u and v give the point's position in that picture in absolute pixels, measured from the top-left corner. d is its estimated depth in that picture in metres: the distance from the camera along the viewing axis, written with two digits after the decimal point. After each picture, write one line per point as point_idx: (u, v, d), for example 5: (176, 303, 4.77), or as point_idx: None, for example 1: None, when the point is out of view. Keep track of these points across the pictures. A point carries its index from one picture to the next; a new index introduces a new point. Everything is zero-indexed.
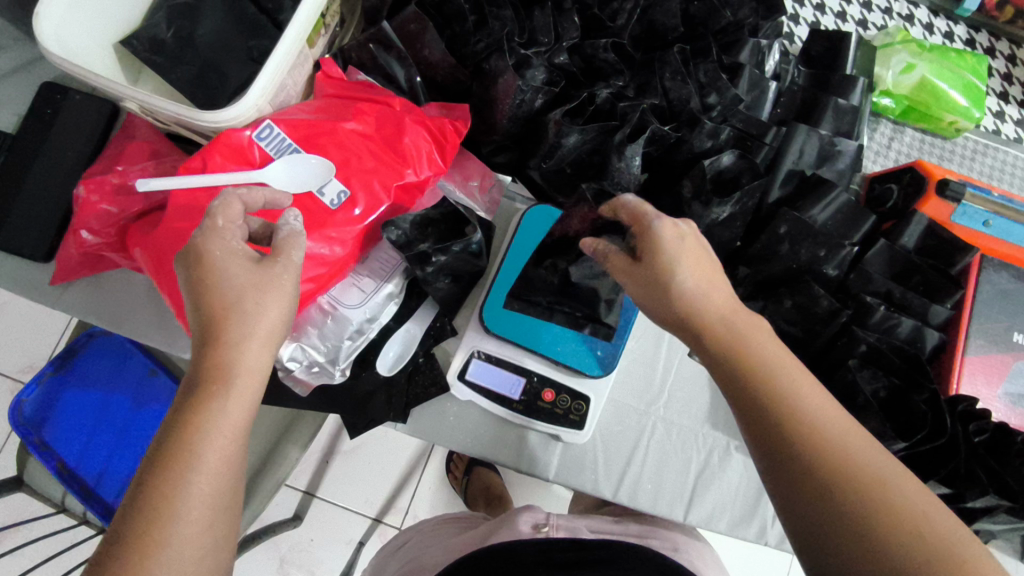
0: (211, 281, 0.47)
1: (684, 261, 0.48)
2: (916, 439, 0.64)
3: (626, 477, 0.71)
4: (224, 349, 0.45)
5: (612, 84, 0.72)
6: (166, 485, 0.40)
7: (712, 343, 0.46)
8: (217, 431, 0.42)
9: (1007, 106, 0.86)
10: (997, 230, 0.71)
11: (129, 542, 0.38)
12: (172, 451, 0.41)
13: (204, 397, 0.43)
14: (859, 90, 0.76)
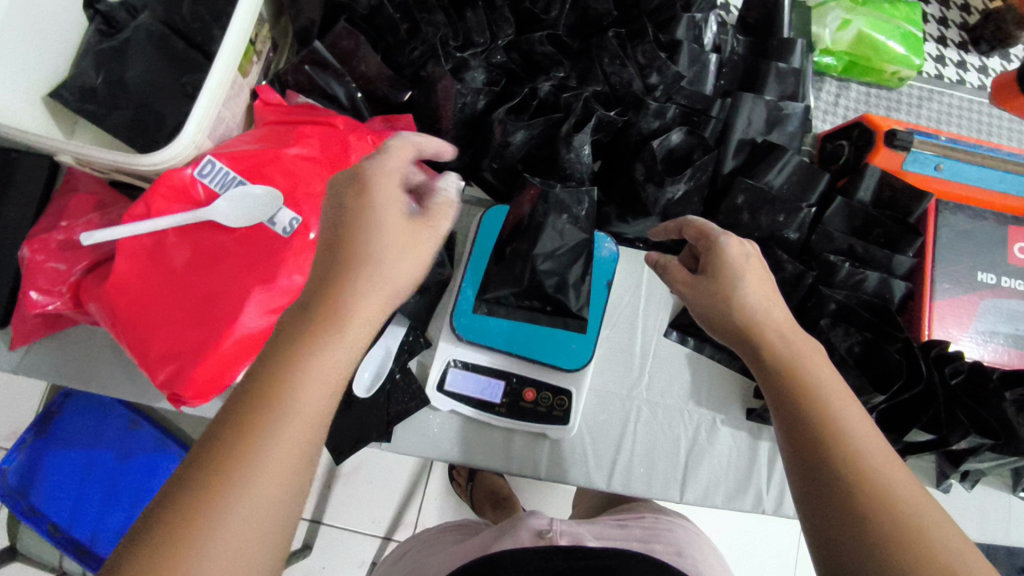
0: (369, 207, 0.45)
1: (746, 273, 0.52)
2: (894, 390, 0.64)
3: (618, 462, 0.71)
4: (351, 289, 0.42)
5: (553, 76, 0.72)
6: (264, 416, 0.36)
7: (764, 348, 0.49)
8: (319, 378, 0.39)
9: (947, 50, 0.87)
10: (949, 172, 0.71)
11: (207, 472, 0.35)
12: (272, 384, 0.38)
13: (317, 336, 0.40)
14: (798, 52, 0.76)
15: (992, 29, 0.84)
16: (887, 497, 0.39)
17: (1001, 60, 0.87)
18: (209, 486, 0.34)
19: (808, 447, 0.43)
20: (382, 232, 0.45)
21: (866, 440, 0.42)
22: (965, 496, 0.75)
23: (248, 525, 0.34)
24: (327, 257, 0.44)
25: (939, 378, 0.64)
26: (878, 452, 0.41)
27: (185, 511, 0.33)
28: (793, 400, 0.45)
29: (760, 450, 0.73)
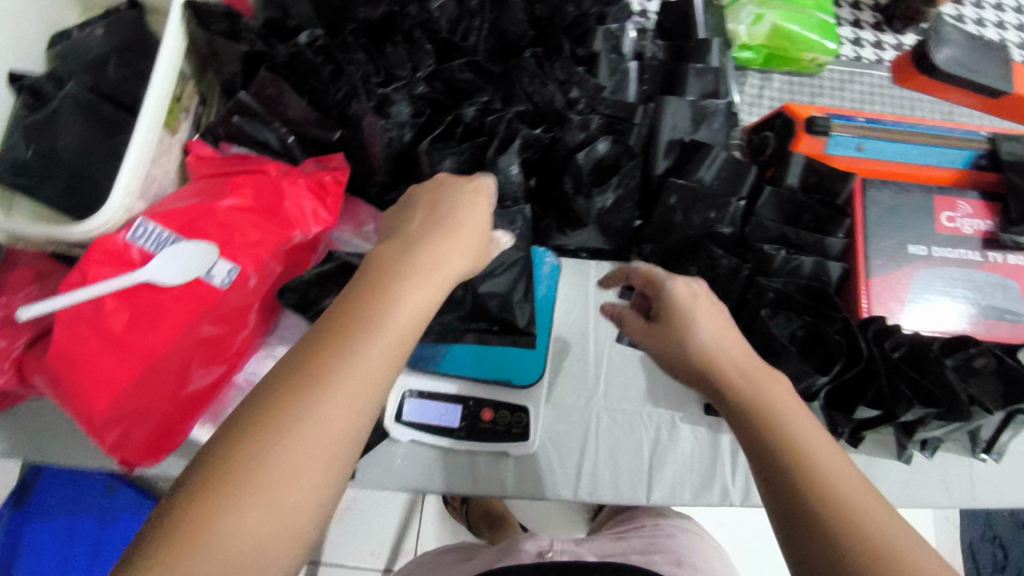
0: (477, 197, 0.54)
1: (699, 316, 0.52)
2: (836, 371, 0.66)
3: (583, 471, 0.72)
4: (436, 245, 0.48)
5: (478, 99, 0.73)
6: (352, 334, 0.41)
7: (726, 389, 0.48)
8: (410, 300, 0.44)
9: (862, 32, 0.89)
10: (872, 152, 0.73)
11: (315, 346, 0.41)
12: (360, 308, 0.42)
13: (413, 268, 0.46)
14: (715, 51, 0.79)
15: (903, 6, 0.87)
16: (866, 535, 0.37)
17: (916, 35, 0.89)
18: (314, 357, 0.40)
19: (780, 495, 0.41)
20: (475, 216, 0.52)
21: (839, 479, 0.40)
22: (927, 464, 0.76)
23: (330, 419, 0.38)
24: (420, 220, 0.51)
25: (880, 354, 0.66)
26: (857, 490, 0.40)
27: (271, 405, 0.38)
28: (757, 435, 0.44)
29: (721, 442, 0.75)
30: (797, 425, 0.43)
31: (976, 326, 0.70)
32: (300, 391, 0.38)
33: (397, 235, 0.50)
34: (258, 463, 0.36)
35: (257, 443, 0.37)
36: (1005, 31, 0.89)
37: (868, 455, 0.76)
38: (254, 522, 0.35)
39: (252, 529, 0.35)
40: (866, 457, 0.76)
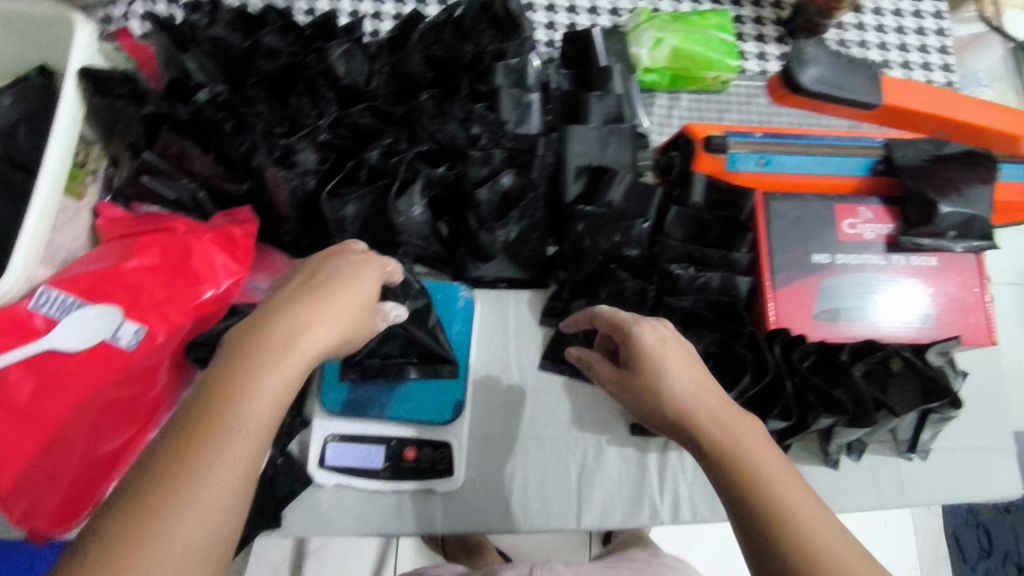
0: (360, 260, 0.53)
1: (670, 361, 0.54)
2: (744, 385, 0.66)
3: (511, 502, 0.72)
4: (308, 315, 0.47)
5: (381, 142, 0.73)
6: (218, 424, 0.40)
7: (702, 439, 0.50)
8: (273, 382, 0.44)
9: (766, 46, 0.91)
10: (773, 165, 0.74)
11: (179, 437, 0.40)
12: (225, 397, 0.42)
13: (279, 345, 0.45)
14: (617, 77, 0.80)
15: (802, 20, 0.89)
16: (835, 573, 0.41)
17: None
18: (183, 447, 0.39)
19: (759, 542, 0.44)
20: (358, 279, 0.52)
21: (809, 521, 0.44)
22: (857, 467, 0.77)
23: (192, 515, 0.38)
24: (293, 289, 0.50)
25: (786, 365, 0.68)
26: (828, 531, 0.44)
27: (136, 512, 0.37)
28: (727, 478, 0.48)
29: (648, 461, 0.75)
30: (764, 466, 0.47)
31: (880, 331, 0.71)
32: (162, 498, 0.37)
33: (266, 306, 0.49)
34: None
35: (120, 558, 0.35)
36: (904, 36, 0.93)
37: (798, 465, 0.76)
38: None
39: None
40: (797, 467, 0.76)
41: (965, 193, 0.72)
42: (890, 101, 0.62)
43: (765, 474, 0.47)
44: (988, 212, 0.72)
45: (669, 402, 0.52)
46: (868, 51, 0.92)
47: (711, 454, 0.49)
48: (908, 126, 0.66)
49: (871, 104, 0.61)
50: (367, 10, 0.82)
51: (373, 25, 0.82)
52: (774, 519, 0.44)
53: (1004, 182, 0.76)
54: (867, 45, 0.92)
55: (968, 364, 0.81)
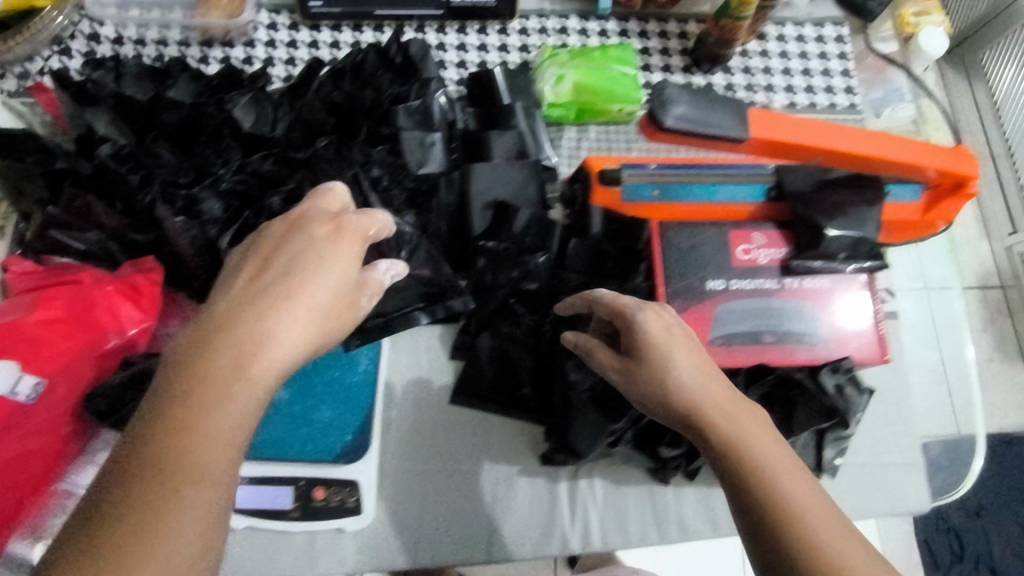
0: (325, 247, 0.51)
1: (675, 350, 0.55)
2: (636, 415, 0.70)
3: (421, 536, 0.74)
4: (266, 322, 0.47)
5: (284, 188, 0.75)
6: (186, 445, 0.42)
7: (710, 431, 0.51)
8: (241, 398, 0.44)
9: (673, 76, 0.93)
10: (667, 195, 0.76)
11: (145, 465, 0.41)
12: (188, 416, 0.42)
13: (245, 358, 0.45)
14: (519, 114, 0.82)
15: (704, 50, 0.90)
16: (827, 558, 0.43)
17: (724, 74, 0.93)
18: (155, 479, 0.40)
19: (764, 535, 0.45)
20: (326, 272, 0.51)
21: (807, 507, 0.46)
22: None
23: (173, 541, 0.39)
24: (244, 290, 0.49)
25: None
26: (832, 530, 0.45)
27: (121, 535, 0.38)
28: (738, 476, 0.48)
29: (558, 490, 0.77)
30: (770, 462, 0.48)
31: (774, 353, 0.73)
32: (143, 522, 0.39)
33: (217, 311, 0.48)
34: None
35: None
36: (807, 61, 0.94)
37: (705, 488, 0.78)
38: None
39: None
40: (704, 489, 0.78)
41: (851, 217, 0.74)
42: (756, 135, 0.64)
43: (766, 461, 0.48)
44: (874, 234, 0.75)
45: (678, 391, 0.53)
46: (773, 76, 0.94)
47: (716, 441, 0.50)
48: (783, 155, 0.68)
49: (738, 139, 0.63)
50: (281, 57, 0.90)
51: (285, 70, 0.90)
52: (774, 504, 0.46)
53: (892, 203, 0.79)
54: (771, 71, 0.94)
55: (874, 380, 0.82)
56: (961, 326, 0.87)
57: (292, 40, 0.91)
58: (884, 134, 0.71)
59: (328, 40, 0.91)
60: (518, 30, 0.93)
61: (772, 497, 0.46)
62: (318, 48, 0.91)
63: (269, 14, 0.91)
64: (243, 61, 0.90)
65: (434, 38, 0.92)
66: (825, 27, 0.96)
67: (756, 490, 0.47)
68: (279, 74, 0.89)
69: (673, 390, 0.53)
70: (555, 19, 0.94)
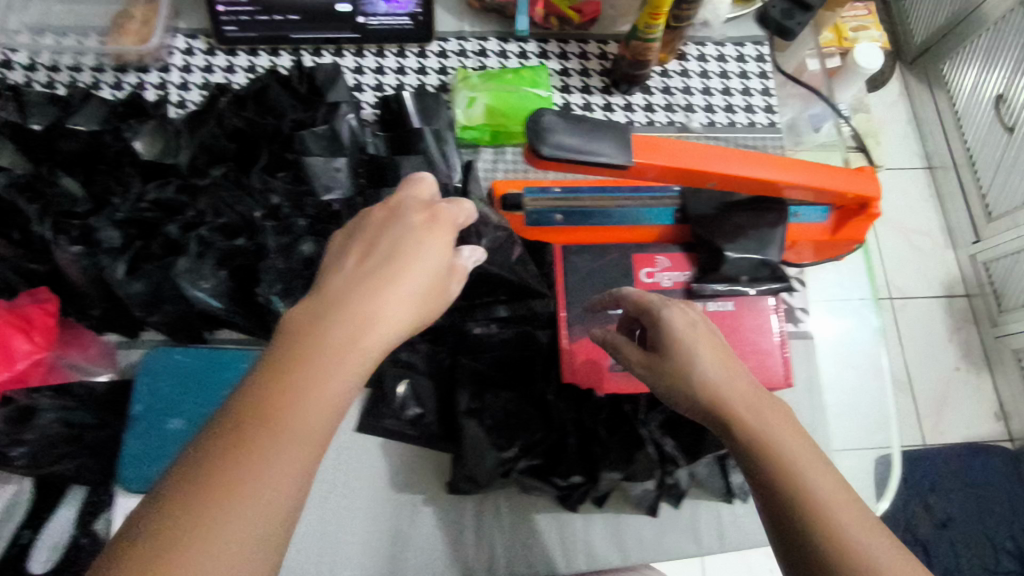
0: (422, 231, 0.51)
1: (699, 341, 0.53)
2: (528, 440, 0.69)
3: (322, 573, 0.71)
4: (372, 296, 0.46)
5: (184, 217, 0.75)
6: (278, 406, 0.39)
7: (733, 421, 0.48)
8: (340, 371, 0.42)
9: (592, 97, 0.92)
10: (572, 219, 0.76)
11: (240, 427, 0.38)
12: (285, 379, 0.41)
13: (346, 332, 0.44)
14: (429, 138, 0.82)
15: (619, 72, 0.90)
16: (850, 543, 0.40)
17: (643, 94, 0.93)
18: (246, 443, 0.38)
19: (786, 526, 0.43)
20: (425, 255, 0.49)
21: (833, 503, 0.42)
22: (675, 513, 0.78)
23: (256, 511, 0.36)
24: (353, 267, 0.48)
25: (573, 417, 0.70)
26: (863, 527, 0.41)
27: (196, 500, 0.35)
28: (759, 465, 0.46)
29: (465, 519, 0.76)
30: (795, 454, 0.45)
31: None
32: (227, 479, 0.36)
33: (323, 287, 0.47)
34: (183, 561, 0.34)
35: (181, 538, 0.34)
36: (727, 80, 0.94)
37: (613, 514, 0.78)
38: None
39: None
40: (612, 515, 0.78)
41: (752, 239, 0.74)
42: (639, 160, 0.64)
43: (791, 455, 0.45)
44: (777, 256, 0.74)
45: (701, 384, 0.51)
46: (692, 96, 0.93)
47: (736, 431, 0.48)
48: (675, 178, 0.68)
49: (622, 165, 0.63)
50: (196, 82, 0.90)
51: (180, 95, 0.89)
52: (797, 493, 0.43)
53: (800, 224, 0.79)
54: (691, 90, 0.93)
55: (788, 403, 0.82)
56: (878, 345, 0.86)
57: (208, 65, 0.91)
58: (780, 159, 0.72)
59: (244, 65, 0.91)
60: (437, 53, 0.93)
61: (798, 493, 0.42)
62: (233, 73, 0.91)
63: (185, 39, 0.91)
64: (156, 86, 0.90)
65: (351, 61, 0.92)
66: (745, 47, 0.96)
67: (776, 478, 0.44)
68: (174, 98, 0.89)
69: (697, 384, 0.51)
70: (473, 41, 0.94)
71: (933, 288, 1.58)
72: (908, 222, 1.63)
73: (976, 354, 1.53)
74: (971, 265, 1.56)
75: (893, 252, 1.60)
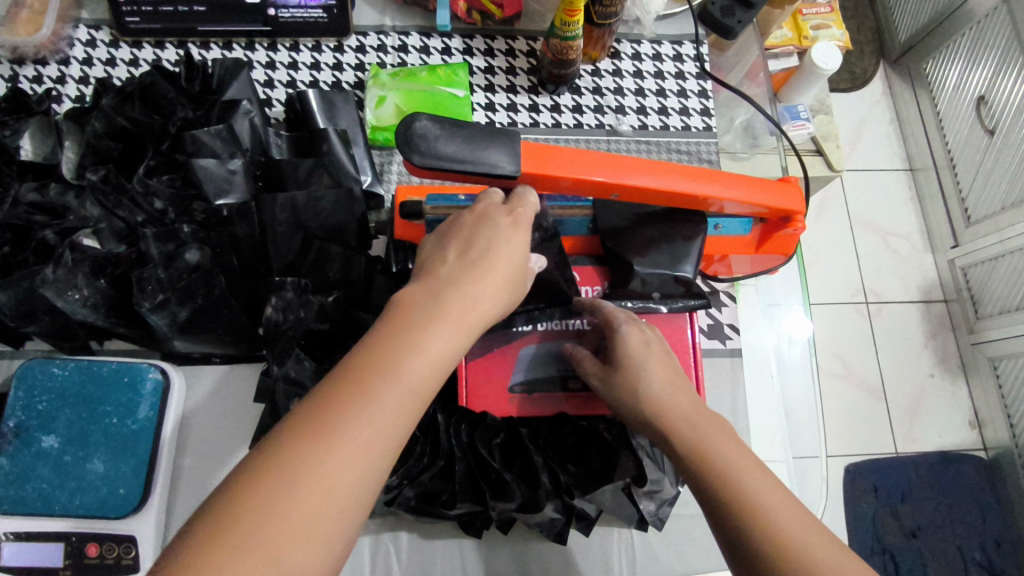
0: (513, 224, 0.57)
1: (649, 362, 0.61)
2: (412, 467, 0.64)
3: None
4: (467, 279, 0.52)
5: (63, 222, 0.71)
6: (389, 355, 0.45)
7: (675, 438, 0.56)
8: (440, 337, 0.48)
9: (518, 96, 0.87)
10: None
11: (357, 367, 0.44)
12: (391, 342, 0.46)
13: (445, 305, 0.49)
14: (335, 139, 0.76)
15: (545, 70, 0.85)
16: (785, 539, 0.48)
17: (572, 95, 0.88)
18: (362, 378, 0.44)
19: (728, 527, 0.50)
20: (509, 248, 0.56)
21: (775, 509, 0.49)
22: (587, 542, 0.73)
23: (366, 434, 0.42)
24: (458, 255, 0.54)
25: (463, 442, 0.65)
26: (796, 522, 0.49)
27: (319, 416, 0.42)
28: (700, 476, 0.53)
29: (359, 547, 0.71)
30: (729, 462, 0.53)
31: (576, 401, 0.70)
32: (337, 415, 0.41)
33: (430, 274, 0.53)
34: (304, 474, 0.39)
35: (309, 445, 0.40)
36: (662, 81, 0.89)
37: (520, 543, 0.73)
38: (294, 525, 0.38)
39: (300, 521, 0.38)
40: (518, 543, 0.73)
41: (665, 253, 0.69)
42: (526, 170, 0.59)
43: (727, 464, 0.53)
44: (692, 273, 0.69)
45: (647, 400, 0.59)
46: (624, 97, 0.88)
47: (681, 448, 0.55)
48: (576, 189, 0.63)
49: (509, 175, 0.58)
50: (96, 75, 0.84)
51: (76, 89, 0.83)
52: (734, 495, 0.51)
53: (721, 236, 0.75)
54: (623, 91, 0.88)
55: None
56: (808, 363, 0.83)
57: (111, 57, 0.85)
58: (696, 168, 0.67)
59: (150, 58, 0.85)
60: (355, 48, 0.88)
61: (739, 500, 0.50)
62: (138, 66, 0.85)
63: (89, 31, 0.86)
64: (55, 80, 0.83)
65: (263, 56, 0.86)
66: (683, 46, 0.91)
67: (714, 483, 0.52)
68: (69, 93, 0.83)
69: (647, 401, 0.59)
70: (394, 35, 0.89)
71: (910, 293, 1.52)
72: (885, 225, 1.58)
73: (949, 362, 1.48)
74: (950, 270, 1.52)
75: (868, 256, 1.55)
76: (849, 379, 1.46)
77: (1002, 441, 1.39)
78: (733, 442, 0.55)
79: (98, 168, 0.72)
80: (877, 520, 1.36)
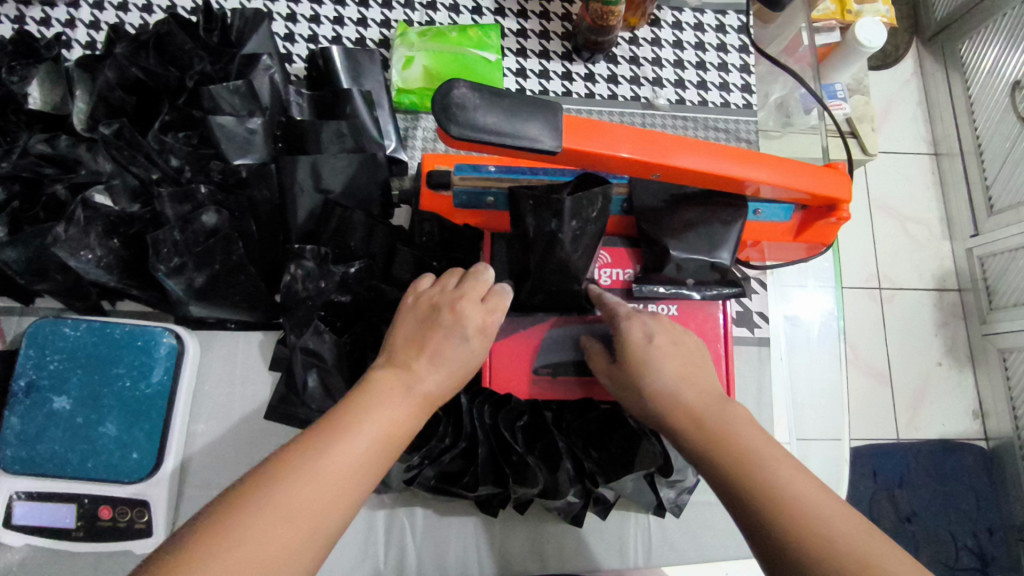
0: (481, 318, 0.57)
1: (665, 350, 0.59)
2: (433, 448, 0.63)
3: None
4: (415, 364, 0.54)
5: (75, 177, 0.68)
6: (323, 431, 0.47)
7: (692, 424, 0.54)
8: (378, 413, 0.49)
9: (550, 62, 0.83)
10: (501, 204, 0.70)
11: (293, 441, 0.46)
12: (331, 422, 0.48)
13: (387, 386, 0.52)
14: (359, 100, 0.72)
15: (580, 36, 0.80)
16: (810, 525, 0.45)
17: (607, 63, 0.83)
18: (291, 450, 0.45)
19: (748, 513, 0.48)
20: (466, 332, 0.56)
21: (798, 494, 0.47)
22: (603, 525, 0.73)
23: (290, 501, 0.42)
24: (410, 339, 0.56)
25: (485, 425, 0.64)
26: (822, 509, 0.46)
27: (249, 485, 0.43)
28: (715, 460, 0.51)
29: (375, 520, 0.70)
30: (751, 447, 0.51)
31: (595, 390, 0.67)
32: (259, 485, 0.43)
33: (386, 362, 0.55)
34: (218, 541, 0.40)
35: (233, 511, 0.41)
36: (703, 53, 0.84)
37: (534, 524, 0.72)
38: None
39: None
40: (532, 524, 0.72)
41: (702, 237, 0.67)
42: (567, 145, 0.55)
43: (749, 448, 0.50)
44: (729, 260, 0.67)
45: (659, 387, 0.57)
46: (662, 68, 0.83)
47: (695, 434, 0.53)
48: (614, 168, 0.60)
49: (548, 150, 0.54)
50: (107, 21, 0.79)
51: (87, 34, 0.79)
52: (754, 481, 0.48)
53: (759, 222, 0.71)
54: (661, 62, 0.84)
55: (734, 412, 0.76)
56: (835, 346, 0.81)
57: (123, 2, 0.80)
58: (742, 151, 0.63)
59: (164, 4, 0.81)
60: (381, 3, 0.83)
61: (761, 485, 0.48)
62: (151, 13, 0.80)
63: None
64: (64, 23, 0.79)
65: (284, 7, 0.81)
66: (727, 16, 0.86)
67: (733, 468, 0.50)
68: (80, 38, 0.78)
69: (650, 393, 0.57)
70: None
71: (925, 279, 1.50)
72: (909, 212, 1.54)
73: (961, 352, 1.46)
74: (966, 259, 1.48)
75: (890, 242, 1.51)
76: (863, 367, 1.44)
77: (1004, 433, 1.39)
78: (756, 430, 0.52)
79: (111, 121, 0.69)
80: (875, 503, 1.36)
